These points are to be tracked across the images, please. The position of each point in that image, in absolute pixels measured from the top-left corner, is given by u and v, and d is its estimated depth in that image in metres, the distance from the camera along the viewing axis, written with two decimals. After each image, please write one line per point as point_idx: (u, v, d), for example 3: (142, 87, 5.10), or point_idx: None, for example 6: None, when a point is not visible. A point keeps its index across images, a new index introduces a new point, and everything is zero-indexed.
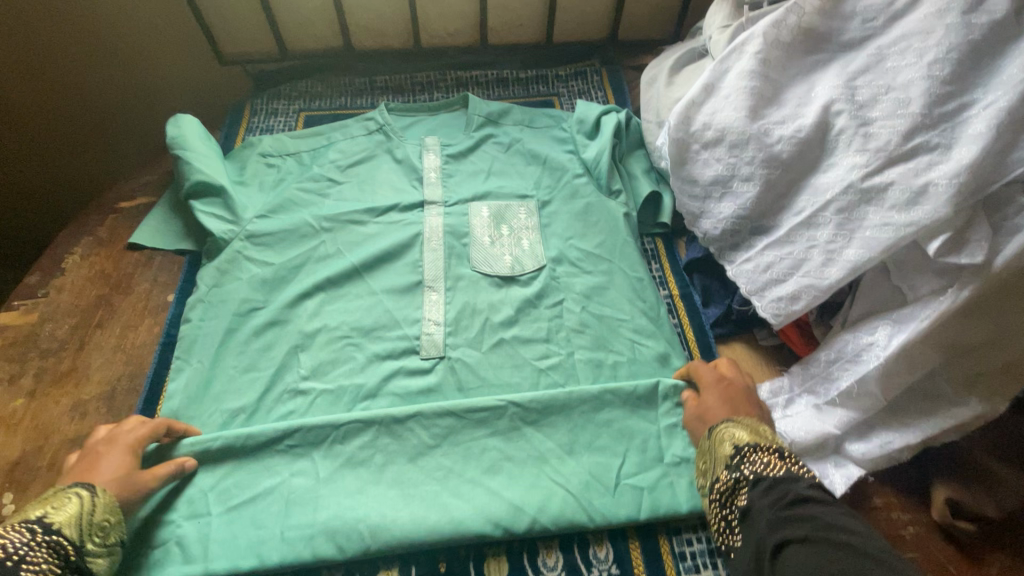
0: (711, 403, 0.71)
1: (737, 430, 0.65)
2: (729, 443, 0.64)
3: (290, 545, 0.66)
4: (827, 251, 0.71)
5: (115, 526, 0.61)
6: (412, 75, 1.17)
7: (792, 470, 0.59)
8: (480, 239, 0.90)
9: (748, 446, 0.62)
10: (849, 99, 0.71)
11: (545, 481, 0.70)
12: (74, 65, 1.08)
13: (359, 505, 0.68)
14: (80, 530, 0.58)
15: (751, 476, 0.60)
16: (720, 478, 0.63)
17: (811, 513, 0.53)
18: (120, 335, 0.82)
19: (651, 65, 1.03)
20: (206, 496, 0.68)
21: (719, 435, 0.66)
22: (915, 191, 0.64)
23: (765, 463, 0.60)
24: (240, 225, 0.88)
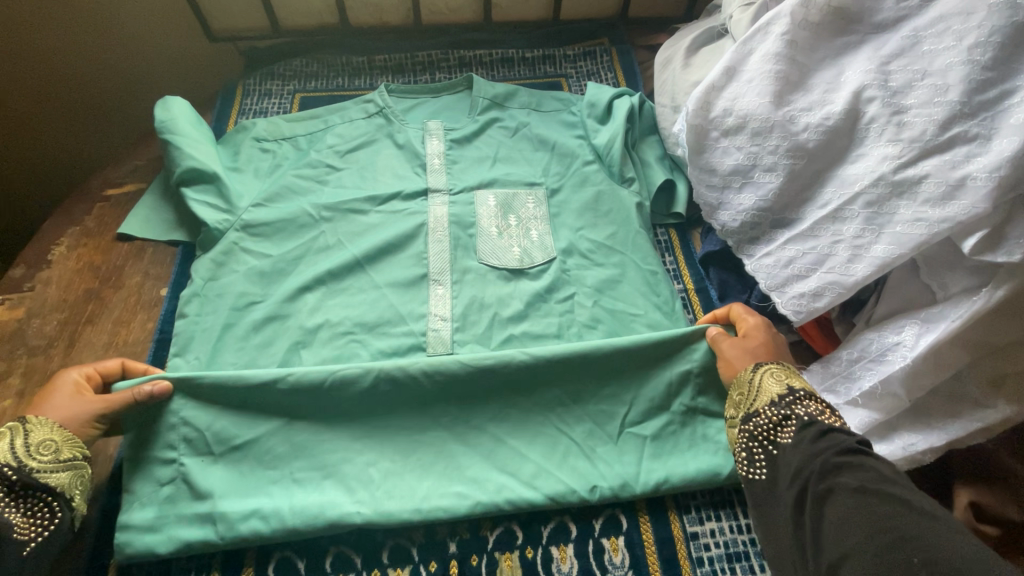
0: (758, 347, 0.69)
1: (789, 376, 0.64)
2: (783, 384, 0.63)
3: (301, 486, 0.66)
4: (854, 246, 0.68)
5: (62, 444, 0.60)
6: (411, 54, 1.11)
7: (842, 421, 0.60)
8: (487, 229, 0.86)
9: (803, 392, 0.62)
10: (881, 84, 0.67)
11: (550, 428, 0.71)
12: (59, 47, 1.03)
13: (367, 450, 0.69)
14: (16, 452, 0.57)
15: (804, 418, 0.59)
16: (763, 412, 0.62)
17: (870, 465, 0.53)
18: (111, 331, 0.78)
19: (666, 45, 0.98)
20: (205, 435, 0.67)
21: (766, 374, 0.65)
22: (952, 184, 0.61)
23: (817, 410, 0.60)
24: (236, 214, 0.84)
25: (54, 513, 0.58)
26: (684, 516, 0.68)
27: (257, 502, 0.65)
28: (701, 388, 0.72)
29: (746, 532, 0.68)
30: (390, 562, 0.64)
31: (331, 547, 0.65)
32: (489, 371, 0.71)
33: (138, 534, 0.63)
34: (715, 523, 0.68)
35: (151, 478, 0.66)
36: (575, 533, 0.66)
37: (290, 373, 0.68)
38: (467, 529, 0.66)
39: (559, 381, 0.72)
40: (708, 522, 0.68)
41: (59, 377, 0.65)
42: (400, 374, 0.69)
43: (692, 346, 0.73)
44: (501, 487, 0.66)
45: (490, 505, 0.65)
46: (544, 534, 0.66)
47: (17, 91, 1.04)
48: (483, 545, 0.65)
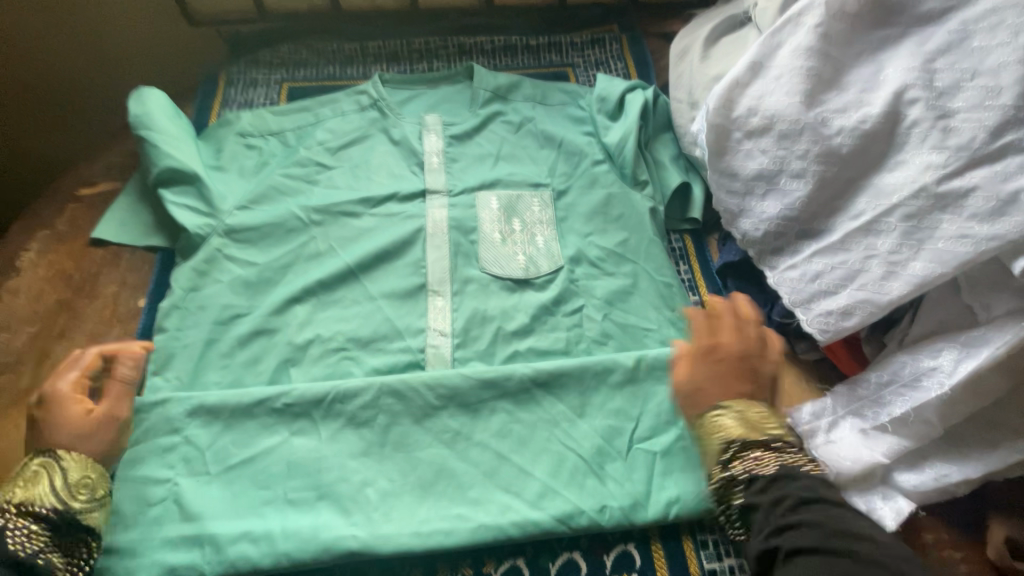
0: (726, 358, 0.62)
1: (726, 420, 0.59)
2: (718, 438, 0.58)
3: (294, 506, 0.62)
4: (889, 262, 0.62)
5: (98, 483, 0.57)
6: (407, 40, 1.03)
7: (788, 464, 0.56)
8: (489, 235, 0.80)
9: (739, 444, 0.57)
10: (926, 84, 0.61)
11: (556, 445, 0.65)
12: (22, 29, 0.95)
13: (365, 468, 0.64)
14: (59, 495, 0.54)
15: (747, 477, 0.56)
16: (712, 475, 0.59)
17: (817, 517, 0.50)
18: (85, 347, 0.72)
19: (682, 34, 0.91)
20: (204, 454, 0.64)
21: (710, 422, 0.60)
22: (1002, 199, 0.55)
23: (757, 461, 0.56)
24: (218, 218, 0.77)
25: (90, 555, 0.55)
26: (700, 552, 0.63)
27: (249, 524, 0.60)
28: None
29: None
30: None
31: None
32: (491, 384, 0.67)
33: (116, 563, 0.58)
34: (734, 559, 0.62)
35: (137, 498, 0.61)
36: (585, 569, 0.61)
37: (292, 390, 0.66)
38: (471, 566, 0.61)
39: (567, 399, 0.68)
40: (727, 558, 0.62)
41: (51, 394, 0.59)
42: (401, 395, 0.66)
43: None
44: (505, 508, 0.62)
45: (496, 529, 0.61)
46: (552, 571, 0.61)
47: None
48: None
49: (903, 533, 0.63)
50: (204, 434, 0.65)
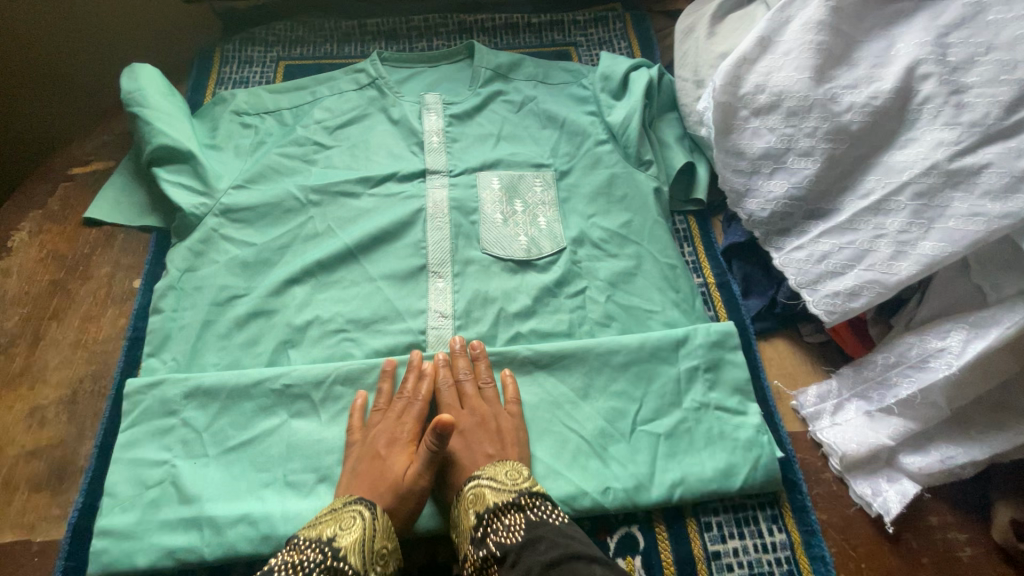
0: (467, 422, 0.64)
1: (481, 493, 0.56)
2: (473, 512, 0.55)
3: (294, 488, 0.61)
4: (898, 242, 0.61)
5: (389, 552, 0.54)
6: (407, 18, 1.01)
7: (535, 523, 0.51)
8: (490, 216, 0.79)
9: (488, 513, 0.53)
10: (939, 59, 0.60)
11: (559, 427, 0.65)
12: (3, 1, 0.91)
13: None
14: (364, 558, 0.51)
15: (496, 552, 0.50)
16: (466, 556, 0.53)
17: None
18: (79, 328, 0.71)
19: (687, 12, 0.89)
20: (202, 436, 0.63)
21: (470, 495, 0.56)
22: (1016, 176, 0.54)
23: (511, 529, 0.51)
24: (213, 197, 0.76)
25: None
26: (704, 535, 0.62)
27: (248, 507, 0.59)
28: (713, 381, 0.67)
29: (772, 552, 0.61)
30: None
31: None
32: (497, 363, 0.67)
33: (114, 544, 0.57)
34: (738, 541, 0.62)
35: (135, 479, 0.60)
36: None
37: (292, 370, 0.65)
38: None
39: (570, 382, 0.67)
40: (730, 541, 0.62)
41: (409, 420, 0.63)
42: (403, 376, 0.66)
43: (702, 336, 0.69)
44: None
45: None
46: None
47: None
48: None
49: (907, 516, 0.62)
50: (202, 417, 0.64)
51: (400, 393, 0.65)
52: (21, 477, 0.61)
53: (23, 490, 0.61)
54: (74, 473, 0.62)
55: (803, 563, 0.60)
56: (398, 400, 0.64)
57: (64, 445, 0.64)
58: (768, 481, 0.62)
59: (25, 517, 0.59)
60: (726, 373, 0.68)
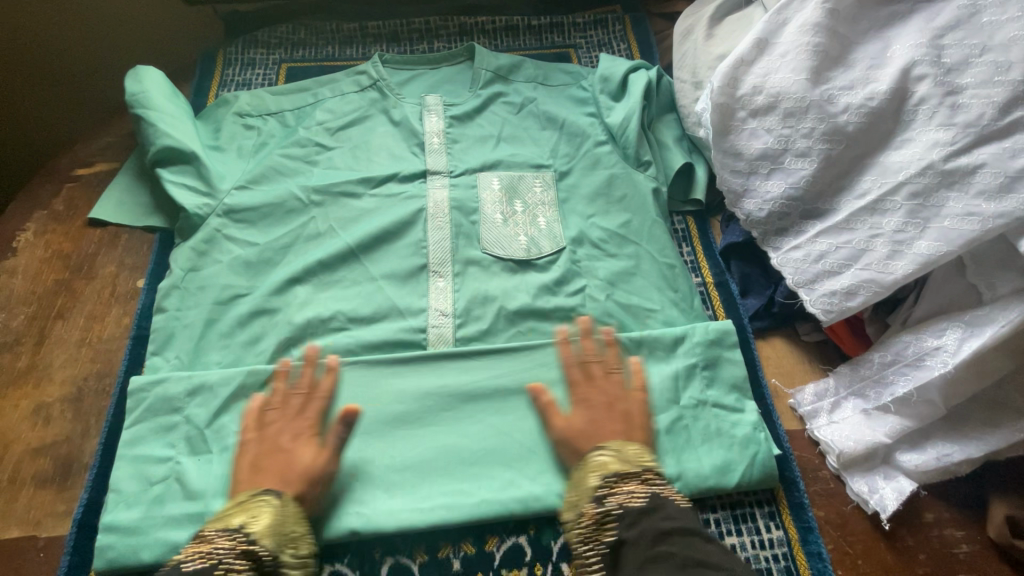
0: (596, 401, 0.62)
1: (602, 457, 0.56)
2: (597, 474, 0.54)
3: None
4: (894, 242, 0.62)
5: (301, 536, 0.54)
6: (407, 20, 1.01)
7: (658, 495, 0.52)
8: (491, 216, 0.79)
9: (615, 477, 0.53)
10: (934, 60, 0.60)
11: None
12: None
13: (367, 447, 0.64)
14: (275, 540, 0.52)
15: (619, 511, 0.51)
16: (581, 512, 0.53)
17: (685, 550, 0.47)
18: (83, 327, 0.72)
19: (685, 14, 0.90)
20: (205, 434, 0.64)
21: (593, 459, 0.56)
22: (1010, 176, 0.55)
23: (633, 495, 0.52)
24: (217, 197, 0.77)
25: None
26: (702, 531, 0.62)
27: None
28: (711, 379, 0.68)
29: (769, 548, 0.61)
30: None
31: (327, 564, 0.60)
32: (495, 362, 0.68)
33: (118, 540, 0.58)
34: (736, 538, 0.62)
35: (140, 476, 0.61)
36: None
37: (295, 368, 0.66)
38: (472, 544, 0.61)
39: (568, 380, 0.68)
40: (728, 537, 0.62)
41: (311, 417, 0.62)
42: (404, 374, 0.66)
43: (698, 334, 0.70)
44: (507, 485, 0.62)
45: (497, 505, 0.61)
46: (554, 549, 0.61)
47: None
48: (488, 562, 0.60)
49: (904, 513, 0.63)
50: (205, 413, 0.65)
51: (297, 390, 0.64)
52: (27, 474, 0.62)
53: (28, 487, 0.62)
54: (79, 470, 0.63)
55: (801, 559, 0.61)
56: (295, 396, 0.64)
57: (69, 443, 0.64)
58: (765, 478, 0.63)
59: (31, 514, 0.60)
60: (723, 371, 0.69)
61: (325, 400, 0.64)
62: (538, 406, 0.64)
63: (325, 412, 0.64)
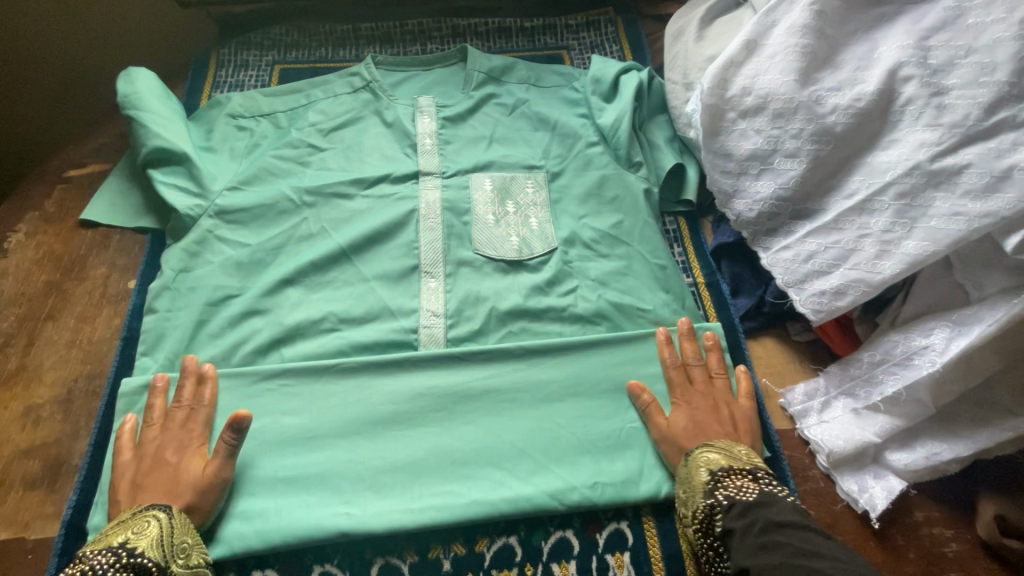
0: (701, 403, 0.65)
1: (710, 454, 0.60)
2: (705, 469, 0.59)
3: (287, 485, 0.61)
4: (882, 242, 0.62)
5: (193, 546, 0.55)
6: (400, 22, 1.02)
7: (768, 491, 0.55)
8: (483, 217, 0.79)
9: (722, 472, 0.58)
10: (920, 61, 0.61)
11: (549, 424, 0.66)
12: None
13: (358, 448, 0.64)
14: (161, 552, 0.53)
15: (724, 502, 0.55)
16: (695, 506, 0.58)
17: (796, 539, 0.48)
18: (74, 328, 0.72)
19: (677, 16, 0.91)
20: None
21: (699, 457, 0.60)
22: (996, 176, 0.55)
23: (744, 489, 0.56)
24: (208, 199, 0.77)
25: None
26: None
27: (242, 504, 0.60)
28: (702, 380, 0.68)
29: None
30: None
31: (316, 565, 0.60)
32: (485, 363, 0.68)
33: None
34: None
35: None
36: (577, 548, 0.61)
37: (287, 369, 0.66)
38: (462, 545, 0.61)
39: (559, 380, 0.68)
40: None
41: (196, 428, 0.62)
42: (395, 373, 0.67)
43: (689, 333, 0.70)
44: (497, 484, 0.62)
45: (487, 505, 0.61)
46: (544, 549, 0.61)
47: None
48: (478, 563, 0.60)
49: (894, 512, 0.63)
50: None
51: (176, 404, 0.63)
52: (16, 475, 0.62)
53: (17, 489, 0.61)
54: (69, 471, 0.63)
55: None
56: (177, 410, 0.63)
57: (58, 444, 0.64)
58: None
59: (20, 515, 0.60)
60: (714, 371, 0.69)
61: (209, 410, 0.64)
62: (638, 403, 0.66)
63: (210, 422, 0.63)
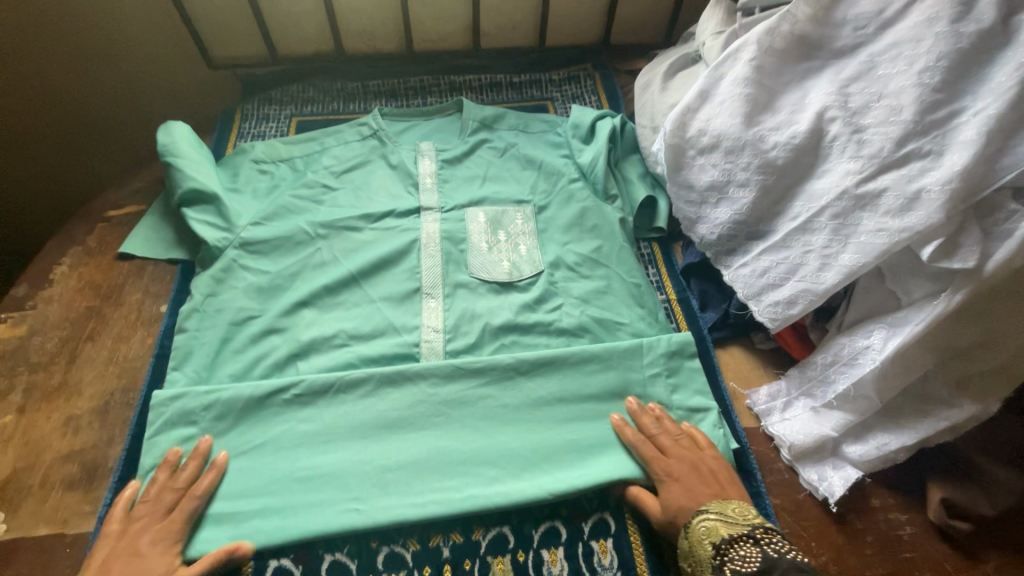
0: (682, 471, 0.67)
1: (708, 523, 0.61)
2: (709, 543, 0.59)
3: (302, 484, 0.68)
4: (823, 256, 0.72)
5: None
6: (404, 80, 1.16)
7: (770, 554, 0.56)
8: (477, 244, 0.89)
9: (725, 544, 0.58)
10: (842, 105, 0.72)
11: (538, 426, 0.73)
12: (47, 68, 1.05)
13: (365, 449, 0.70)
14: None
15: None
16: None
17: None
18: (111, 347, 0.80)
19: (645, 70, 1.04)
20: (220, 441, 0.71)
21: (698, 528, 0.61)
22: (909, 197, 0.65)
23: (748, 559, 0.56)
24: (234, 232, 0.86)
25: None
26: None
27: (262, 501, 0.67)
28: (676, 385, 0.77)
29: None
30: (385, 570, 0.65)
31: (327, 554, 0.66)
32: (480, 372, 0.75)
33: None
34: None
35: None
36: (565, 536, 0.67)
37: (300, 381, 0.73)
38: (460, 534, 0.67)
39: (546, 385, 0.75)
40: None
41: (177, 518, 0.64)
42: (399, 381, 0.74)
43: (662, 342, 0.78)
44: (492, 480, 0.69)
45: (484, 498, 0.67)
46: (535, 537, 0.67)
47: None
48: (475, 549, 0.66)
49: (852, 499, 0.70)
50: (220, 422, 0.72)
51: (172, 485, 0.66)
52: (57, 477, 0.68)
53: (59, 490, 0.68)
54: (104, 473, 0.70)
55: None
56: (168, 491, 0.65)
57: (95, 449, 0.71)
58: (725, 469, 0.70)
59: (59, 513, 0.66)
60: (685, 376, 0.77)
61: (200, 500, 0.65)
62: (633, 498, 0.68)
63: (196, 513, 0.65)
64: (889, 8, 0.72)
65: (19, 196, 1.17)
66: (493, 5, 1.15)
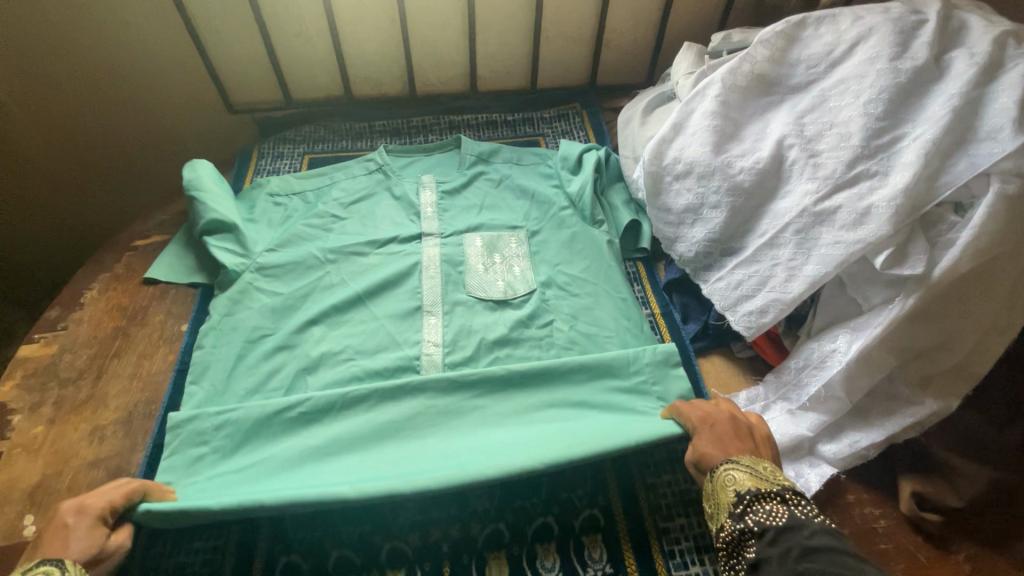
0: (719, 423, 0.72)
1: (737, 473, 0.65)
2: (733, 490, 0.64)
3: None
4: (789, 268, 0.78)
5: None
6: (408, 120, 1.26)
7: (797, 515, 0.58)
8: (474, 266, 0.97)
9: (750, 495, 0.61)
10: (798, 134, 0.80)
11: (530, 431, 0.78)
12: (96, 115, 1.17)
13: (370, 458, 0.75)
14: None
15: (755, 528, 0.59)
16: (725, 527, 0.63)
17: (831, 565, 0.51)
18: (135, 363, 0.86)
19: (627, 107, 1.14)
20: (233, 456, 0.75)
21: (725, 474, 0.65)
22: (860, 213, 0.72)
23: (772, 513, 0.59)
24: (251, 258, 0.94)
25: None
26: (656, 515, 0.75)
27: None
28: (661, 393, 0.82)
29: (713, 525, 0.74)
30: (387, 564, 0.70)
31: (334, 550, 0.71)
32: (476, 383, 0.81)
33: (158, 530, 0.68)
34: (684, 519, 0.75)
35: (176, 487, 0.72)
36: (557, 532, 0.72)
37: (306, 400, 0.78)
38: (459, 530, 0.72)
39: (539, 394, 0.81)
40: (678, 518, 0.75)
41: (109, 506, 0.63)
42: (401, 392, 0.80)
43: (645, 353, 0.84)
44: None
45: None
46: (528, 533, 0.72)
47: (35, 151, 1.14)
48: (472, 545, 0.71)
49: (829, 495, 0.75)
50: (234, 429, 0.76)
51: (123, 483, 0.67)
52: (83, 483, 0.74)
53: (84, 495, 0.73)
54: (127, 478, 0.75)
55: None
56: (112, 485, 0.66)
57: (120, 457, 0.77)
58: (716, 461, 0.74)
59: None
60: (669, 385, 0.82)
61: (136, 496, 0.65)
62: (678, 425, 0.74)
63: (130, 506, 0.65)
64: (836, 49, 0.82)
65: (61, 231, 1.25)
66: (488, 52, 1.27)
